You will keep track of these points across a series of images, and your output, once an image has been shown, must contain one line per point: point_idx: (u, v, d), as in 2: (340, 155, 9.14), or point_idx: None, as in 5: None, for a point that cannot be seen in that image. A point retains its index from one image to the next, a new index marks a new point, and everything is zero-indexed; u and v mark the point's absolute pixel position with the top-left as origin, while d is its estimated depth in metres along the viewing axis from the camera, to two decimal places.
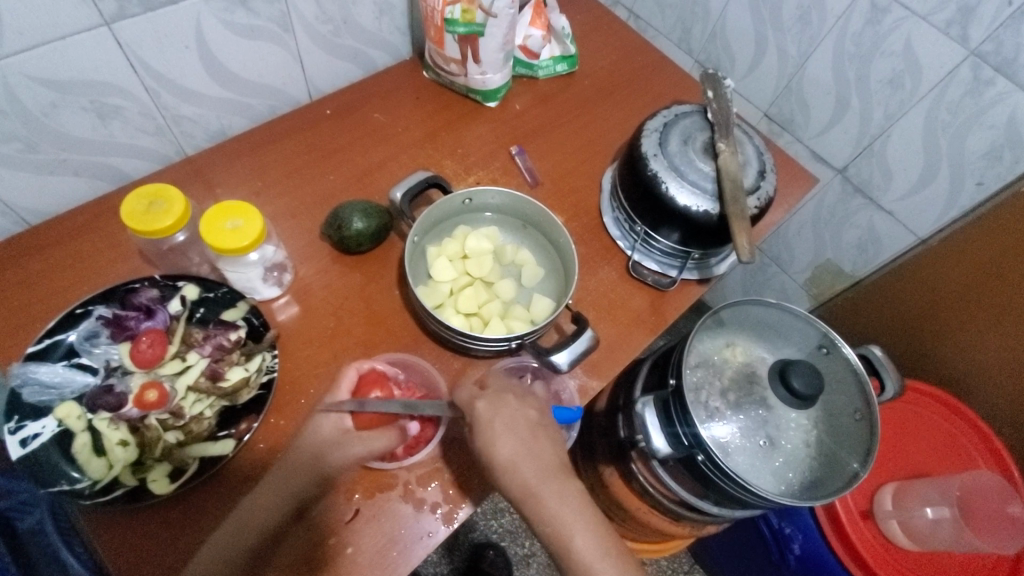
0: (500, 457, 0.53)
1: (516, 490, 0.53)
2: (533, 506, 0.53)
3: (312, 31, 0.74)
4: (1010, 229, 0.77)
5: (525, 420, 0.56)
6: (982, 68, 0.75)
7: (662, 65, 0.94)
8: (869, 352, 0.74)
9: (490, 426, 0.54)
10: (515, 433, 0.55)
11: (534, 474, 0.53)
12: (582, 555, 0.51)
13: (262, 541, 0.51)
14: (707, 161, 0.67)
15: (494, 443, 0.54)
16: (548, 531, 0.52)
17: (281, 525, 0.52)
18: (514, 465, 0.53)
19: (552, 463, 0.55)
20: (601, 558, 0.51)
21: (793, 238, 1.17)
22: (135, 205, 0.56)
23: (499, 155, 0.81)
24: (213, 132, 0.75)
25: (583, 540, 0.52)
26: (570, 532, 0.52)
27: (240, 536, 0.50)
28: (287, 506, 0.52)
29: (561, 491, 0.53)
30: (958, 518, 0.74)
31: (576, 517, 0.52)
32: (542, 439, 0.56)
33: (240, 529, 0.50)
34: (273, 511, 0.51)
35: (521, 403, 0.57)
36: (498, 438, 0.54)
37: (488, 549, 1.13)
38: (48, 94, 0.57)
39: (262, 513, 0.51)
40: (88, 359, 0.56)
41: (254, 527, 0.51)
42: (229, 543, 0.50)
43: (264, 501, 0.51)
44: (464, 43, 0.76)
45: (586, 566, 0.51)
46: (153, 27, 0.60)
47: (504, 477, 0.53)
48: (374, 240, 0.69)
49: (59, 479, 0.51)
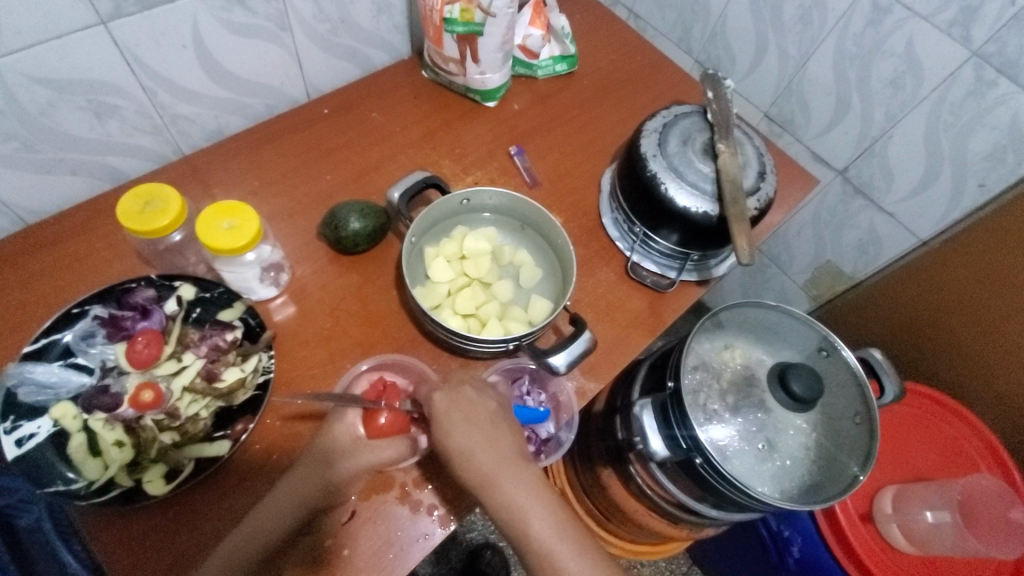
0: (456, 449, 0.53)
1: (473, 480, 0.53)
2: (491, 495, 0.52)
3: (310, 30, 0.74)
4: (1014, 231, 0.76)
5: (483, 412, 0.57)
6: (984, 69, 0.75)
7: (662, 65, 0.94)
8: (869, 355, 0.73)
9: (446, 419, 0.55)
10: (471, 425, 0.55)
11: (490, 464, 0.53)
12: (539, 538, 0.52)
13: (270, 547, 0.50)
14: (706, 162, 0.67)
15: (448, 435, 0.54)
16: (504, 516, 0.53)
17: (289, 532, 0.51)
18: (470, 456, 0.53)
19: (510, 451, 0.55)
20: (558, 541, 0.52)
21: (793, 239, 1.17)
22: (131, 205, 0.56)
23: (497, 155, 0.81)
24: (210, 131, 0.75)
25: (541, 524, 0.52)
26: (528, 516, 0.52)
27: (251, 541, 0.50)
28: (297, 512, 0.51)
29: (519, 478, 0.54)
30: (960, 523, 0.73)
31: (532, 502, 0.53)
32: (494, 430, 0.56)
33: (250, 534, 0.50)
34: (284, 515, 0.51)
35: (478, 397, 0.58)
36: (452, 431, 0.54)
37: (487, 549, 1.13)
38: (46, 93, 0.57)
39: (273, 516, 0.51)
40: (84, 359, 0.56)
41: (263, 532, 0.50)
42: (237, 549, 0.50)
43: (276, 505, 0.51)
44: (462, 43, 0.75)
45: (545, 551, 0.52)
46: (150, 26, 0.59)
47: (462, 469, 0.53)
48: (372, 240, 0.68)
49: (54, 479, 0.51)
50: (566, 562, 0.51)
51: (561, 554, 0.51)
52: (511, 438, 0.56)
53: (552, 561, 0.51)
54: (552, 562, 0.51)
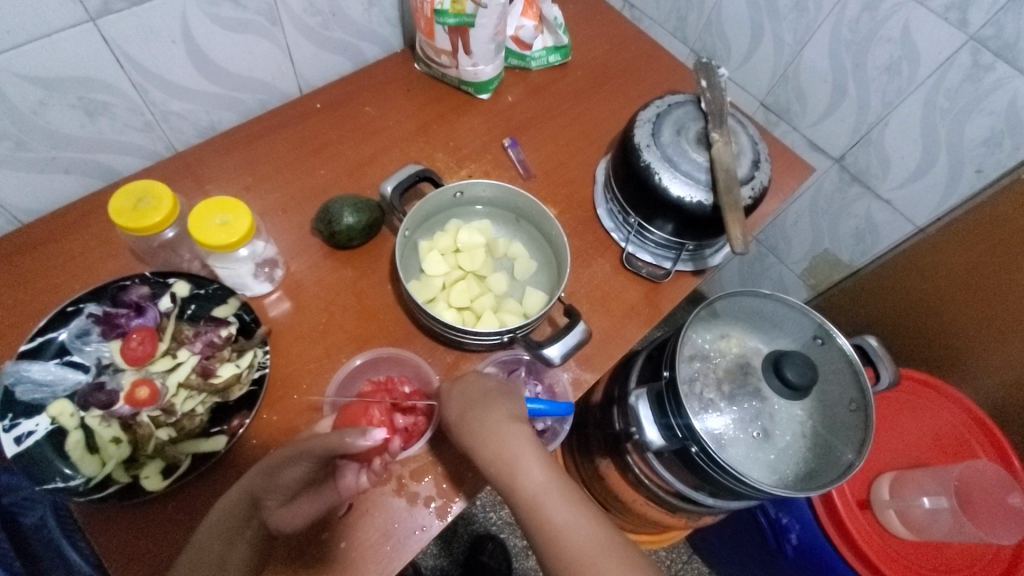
0: (454, 417, 0.56)
1: (467, 440, 0.54)
2: (489, 446, 0.53)
3: (301, 24, 0.73)
4: (1009, 216, 0.76)
5: (480, 388, 0.58)
6: (981, 53, 0.74)
7: (657, 54, 0.93)
8: (865, 342, 0.73)
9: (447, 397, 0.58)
10: (464, 396, 0.57)
11: (481, 424, 0.54)
12: (525, 488, 0.50)
13: (227, 534, 0.50)
14: (700, 151, 0.66)
15: (446, 405, 0.58)
16: (494, 472, 0.52)
17: (242, 518, 0.50)
18: (461, 420, 0.55)
19: (500, 416, 0.55)
20: (545, 493, 0.50)
21: (790, 228, 1.17)
22: (123, 202, 0.56)
23: (491, 147, 0.81)
24: (203, 127, 0.75)
25: (527, 475, 0.51)
26: (513, 469, 0.51)
27: (213, 535, 0.49)
28: (241, 496, 0.51)
29: (511, 433, 0.53)
30: (956, 508, 0.73)
31: (520, 453, 0.52)
32: (486, 399, 0.57)
33: (210, 527, 0.50)
34: (233, 502, 0.51)
35: (479, 378, 0.60)
36: (449, 401, 0.58)
37: (488, 541, 1.13)
38: (36, 91, 0.57)
39: (225, 508, 0.50)
40: (80, 357, 0.56)
41: (214, 523, 0.50)
42: (199, 543, 0.49)
43: (227, 497, 0.51)
44: (454, 34, 0.75)
45: (532, 499, 0.50)
46: (140, 21, 0.59)
47: (456, 431, 0.55)
48: (366, 234, 0.68)
49: (53, 476, 0.51)
50: (553, 514, 0.49)
51: (548, 505, 0.50)
52: (508, 403, 0.57)
53: (539, 509, 0.50)
54: (538, 510, 0.50)
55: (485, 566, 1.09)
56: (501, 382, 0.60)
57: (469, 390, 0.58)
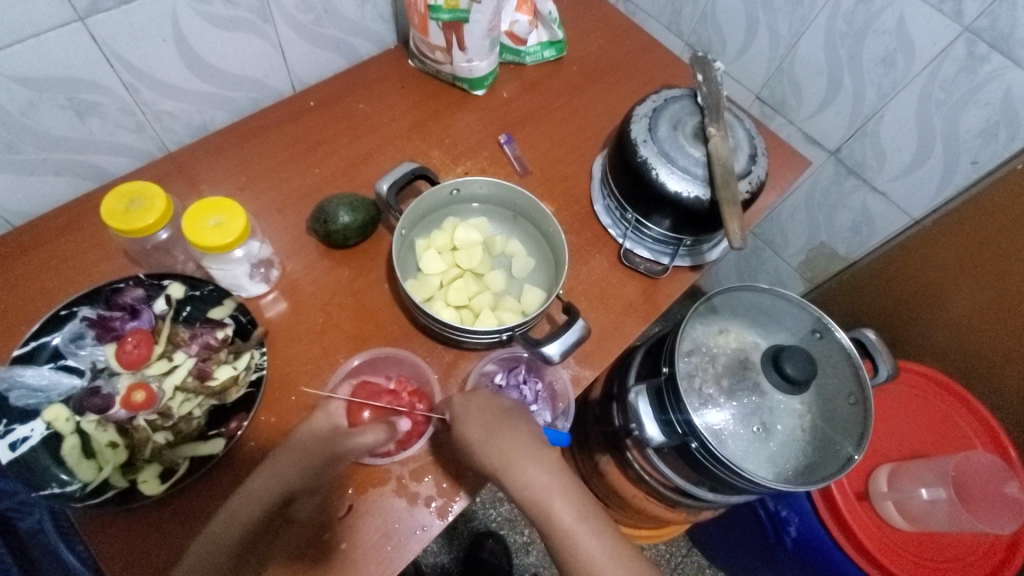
0: (473, 437, 0.54)
1: (491, 460, 0.53)
2: (510, 475, 0.52)
3: (293, 21, 0.72)
4: (1009, 204, 0.76)
5: (500, 406, 0.57)
6: (976, 45, 0.74)
7: (651, 48, 0.93)
8: (863, 335, 0.72)
9: (463, 410, 0.56)
10: (485, 415, 0.56)
11: (510, 447, 0.53)
12: (561, 520, 0.50)
13: (241, 534, 0.49)
14: (697, 146, 0.66)
15: (463, 425, 0.55)
16: (525, 497, 0.52)
17: (264, 516, 0.50)
18: (486, 440, 0.53)
19: (526, 442, 0.54)
20: (579, 523, 0.51)
21: (786, 221, 1.17)
22: (115, 204, 0.55)
23: (486, 144, 0.80)
24: (195, 127, 0.74)
25: (562, 505, 0.51)
26: (550, 498, 0.51)
27: (208, 551, 0.48)
28: (271, 498, 0.50)
29: (538, 458, 0.53)
30: (954, 499, 0.73)
31: (554, 485, 0.52)
32: (508, 425, 0.55)
33: (212, 542, 0.48)
34: (255, 505, 0.50)
35: (494, 396, 0.59)
36: (465, 419, 0.55)
37: (488, 538, 1.14)
38: (25, 92, 0.56)
39: (247, 508, 0.49)
40: (74, 362, 0.56)
41: (240, 519, 0.49)
42: (211, 537, 0.48)
43: (249, 492, 0.50)
44: (448, 30, 0.74)
45: (567, 531, 0.50)
46: (129, 20, 0.58)
47: (480, 454, 0.53)
48: (362, 233, 0.68)
49: (50, 481, 0.51)
50: (588, 544, 0.50)
51: (581, 536, 0.50)
52: (528, 426, 0.56)
53: (573, 541, 0.50)
54: (573, 543, 0.50)
55: (485, 563, 1.10)
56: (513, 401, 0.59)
57: (483, 407, 0.56)
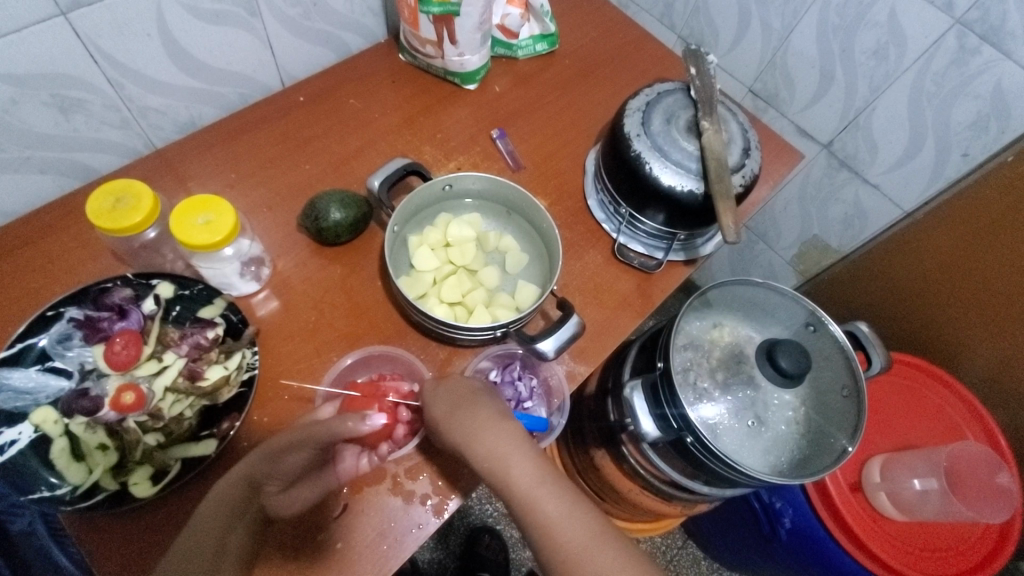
0: (439, 416, 0.54)
1: (454, 435, 0.52)
2: (470, 450, 0.51)
3: (281, 14, 0.71)
4: (1010, 194, 0.75)
5: (466, 388, 0.57)
6: (968, 37, 0.74)
7: (644, 41, 0.92)
8: (855, 328, 0.73)
9: (432, 392, 0.57)
10: (451, 396, 0.56)
11: (470, 422, 0.52)
12: (518, 484, 0.49)
13: (226, 519, 0.48)
14: (690, 140, 0.66)
15: (430, 406, 0.56)
16: (486, 467, 0.50)
17: (238, 504, 0.48)
18: (449, 418, 0.54)
19: (487, 415, 0.53)
20: (538, 487, 0.49)
21: (779, 215, 1.17)
22: (101, 202, 0.54)
23: (479, 139, 0.79)
24: (182, 123, 0.73)
25: (519, 471, 0.49)
26: (507, 463, 0.50)
27: (195, 538, 0.46)
28: (239, 481, 0.49)
29: (497, 428, 0.52)
30: (946, 490, 0.74)
31: (511, 451, 0.51)
32: (474, 401, 0.55)
33: (194, 538, 0.46)
34: (231, 484, 0.49)
35: (460, 379, 0.58)
36: (433, 398, 0.56)
37: (486, 533, 1.14)
38: (6, 89, 0.55)
39: (220, 489, 0.48)
40: (61, 363, 0.55)
41: (215, 503, 0.48)
42: (194, 528, 0.47)
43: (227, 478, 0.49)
44: (439, 24, 0.73)
45: (527, 495, 0.49)
46: (112, 14, 0.57)
47: (445, 429, 0.53)
48: (354, 231, 0.67)
49: (38, 485, 0.50)
50: (547, 507, 0.48)
51: (541, 498, 0.48)
52: (493, 401, 0.56)
53: (534, 506, 0.48)
54: (531, 507, 0.48)
55: (482, 557, 1.10)
56: (483, 383, 0.60)
57: (444, 391, 0.56)
